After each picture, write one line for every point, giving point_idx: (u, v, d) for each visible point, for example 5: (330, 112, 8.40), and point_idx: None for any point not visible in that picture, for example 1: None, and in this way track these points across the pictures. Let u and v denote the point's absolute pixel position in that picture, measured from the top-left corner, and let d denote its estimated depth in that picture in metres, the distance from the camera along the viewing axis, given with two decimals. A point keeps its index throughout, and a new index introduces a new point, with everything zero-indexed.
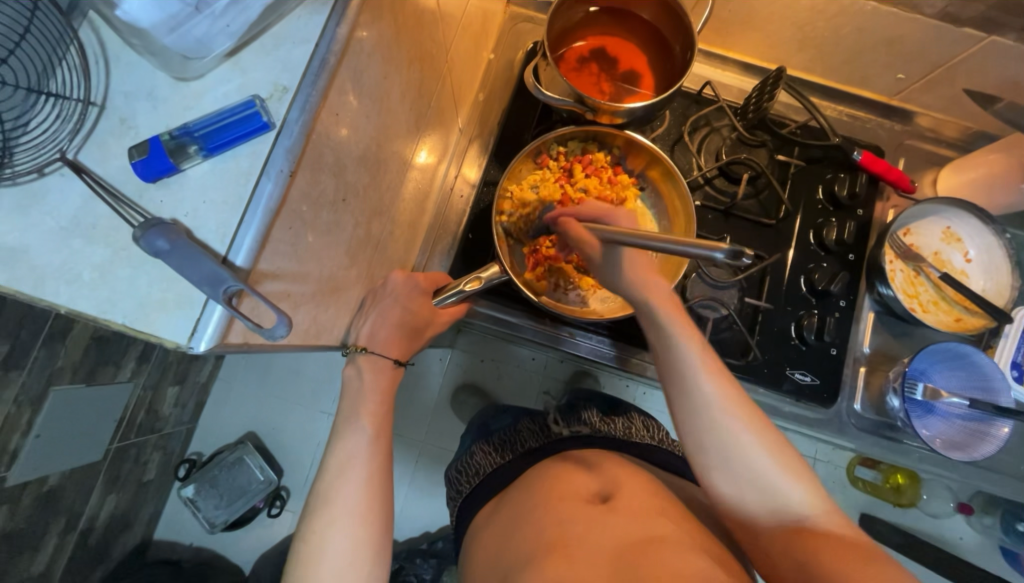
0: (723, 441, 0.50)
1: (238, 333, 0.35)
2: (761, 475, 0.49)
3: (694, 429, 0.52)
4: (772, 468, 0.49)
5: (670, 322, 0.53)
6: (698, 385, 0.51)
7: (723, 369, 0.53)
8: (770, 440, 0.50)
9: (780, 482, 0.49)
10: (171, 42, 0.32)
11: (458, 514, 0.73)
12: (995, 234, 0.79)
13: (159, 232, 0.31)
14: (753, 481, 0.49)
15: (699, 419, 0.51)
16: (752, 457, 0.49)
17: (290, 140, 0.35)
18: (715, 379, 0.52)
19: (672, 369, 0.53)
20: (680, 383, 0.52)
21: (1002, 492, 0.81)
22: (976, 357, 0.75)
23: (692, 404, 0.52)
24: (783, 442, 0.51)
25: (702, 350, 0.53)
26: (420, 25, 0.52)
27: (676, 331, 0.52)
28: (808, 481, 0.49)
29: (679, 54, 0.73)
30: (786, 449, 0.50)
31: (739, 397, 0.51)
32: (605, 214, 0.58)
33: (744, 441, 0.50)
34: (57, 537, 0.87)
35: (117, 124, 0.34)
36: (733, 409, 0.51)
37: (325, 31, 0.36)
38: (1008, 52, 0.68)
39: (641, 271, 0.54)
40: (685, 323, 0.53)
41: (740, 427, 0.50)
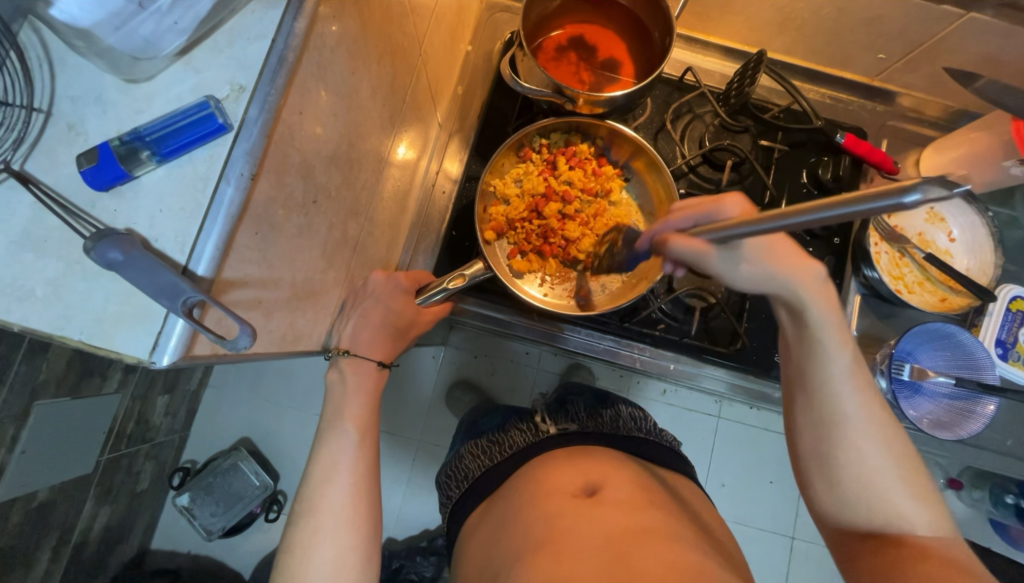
0: (851, 446, 0.47)
1: (204, 345, 0.34)
2: (879, 481, 0.46)
3: (815, 430, 0.48)
4: (893, 484, 0.46)
5: (822, 326, 0.45)
6: (837, 393, 0.46)
7: (869, 377, 0.47)
8: (899, 451, 0.47)
9: (896, 491, 0.46)
10: (116, 42, 0.31)
11: (452, 514, 0.72)
12: (979, 213, 0.80)
13: (112, 243, 0.30)
14: (869, 491, 0.47)
15: (821, 419, 0.48)
16: (874, 464, 0.46)
17: (249, 143, 0.34)
18: (860, 387, 0.46)
19: (807, 369, 0.47)
20: (814, 385, 0.47)
21: (992, 469, 0.82)
22: (960, 336, 0.75)
23: (818, 406, 0.48)
24: (908, 449, 0.48)
25: (853, 357, 0.46)
26: (388, 16, 0.51)
27: (828, 334, 0.45)
28: (931, 500, 0.47)
29: (659, 39, 0.72)
30: (911, 461, 0.47)
31: (877, 406, 0.47)
32: (709, 210, 0.43)
33: (868, 447, 0.46)
34: (51, 552, 0.85)
35: (65, 131, 0.33)
36: (868, 417, 0.47)
37: (282, 26, 0.34)
38: (987, 29, 0.68)
39: (786, 261, 0.43)
40: (840, 323, 0.45)
41: (872, 436, 0.46)
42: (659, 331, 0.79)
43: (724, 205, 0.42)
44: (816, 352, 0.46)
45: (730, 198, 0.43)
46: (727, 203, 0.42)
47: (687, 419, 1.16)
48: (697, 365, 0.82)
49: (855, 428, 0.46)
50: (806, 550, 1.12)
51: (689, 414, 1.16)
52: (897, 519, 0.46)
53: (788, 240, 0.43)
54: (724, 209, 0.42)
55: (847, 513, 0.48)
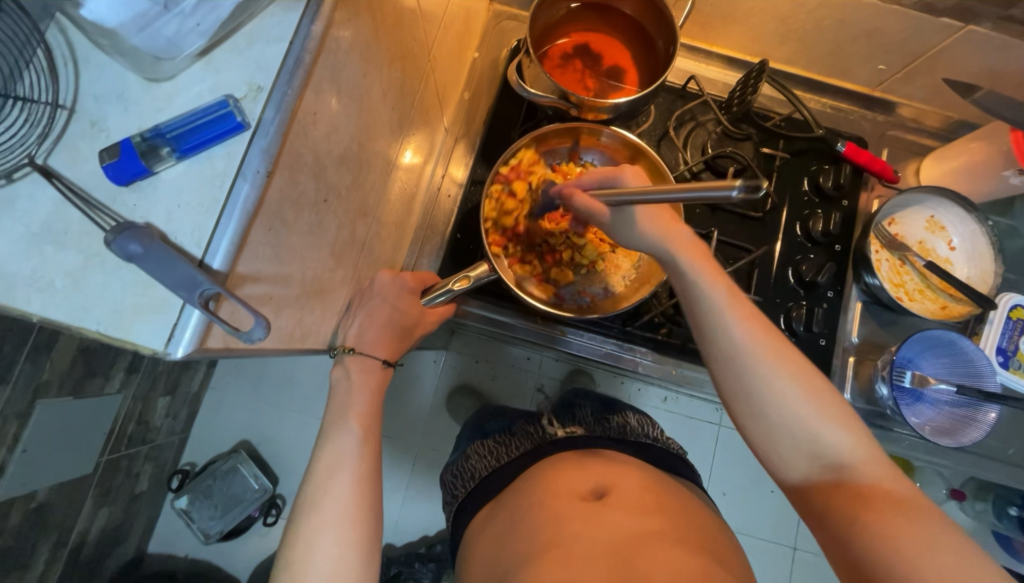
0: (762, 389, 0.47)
1: (217, 337, 0.35)
2: (799, 419, 0.46)
3: (723, 370, 0.49)
4: (817, 419, 0.46)
5: (695, 271, 0.49)
6: (733, 335, 0.47)
7: (752, 307, 0.49)
8: (804, 375, 0.47)
9: (811, 416, 0.46)
10: (140, 42, 0.32)
11: (457, 517, 0.72)
12: (978, 221, 0.80)
13: (131, 236, 0.30)
14: (785, 421, 0.46)
15: (720, 360, 0.49)
16: (782, 391, 0.46)
17: (265, 140, 0.35)
18: (748, 323, 0.48)
19: (695, 313, 0.50)
20: (706, 326, 0.49)
21: (994, 477, 0.82)
22: (961, 343, 0.76)
23: (716, 346, 0.49)
24: (823, 382, 0.47)
25: (728, 291, 0.49)
26: (399, 21, 0.52)
27: (697, 274, 0.49)
28: (848, 421, 0.46)
29: (662, 47, 0.74)
30: (819, 383, 0.47)
31: (775, 344, 0.47)
32: (607, 175, 0.55)
33: (773, 375, 0.46)
34: (48, 552, 0.85)
35: (87, 127, 0.34)
36: (770, 354, 0.47)
37: (300, 29, 0.36)
38: (985, 41, 0.69)
39: (661, 221, 0.51)
40: (712, 268, 0.49)
41: (778, 369, 0.47)
42: (661, 335, 0.80)
43: (620, 173, 0.53)
44: (693, 293, 0.49)
45: (627, 170, 0.53)
46: (623, 173, 0.53)
47: (688, 426, 1.15)
48: (698, 369, 0.83)
49: (753, 357, 0.47)
50: (808, 560, 1.11)
51: (690, 421, 1.16)
52: (821, 445, 0.46)
53: (663, 208, 0.51)
54: (625, 178, 0.52)
55: (787, 462, 0.47)
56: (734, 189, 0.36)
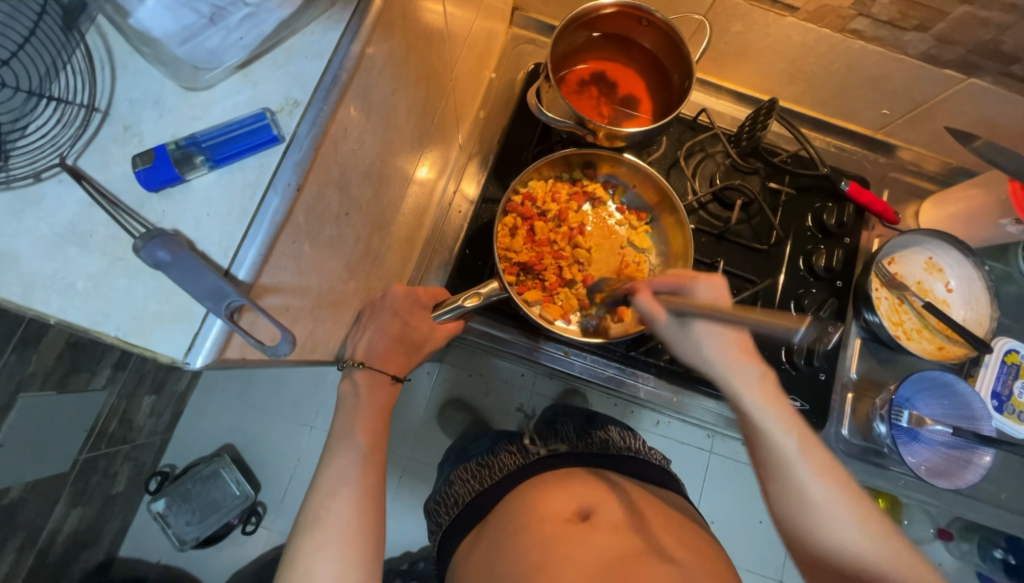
0: (835, 537, 0.46)
1: (235, 348, 0.34)
2: (870, 568, 0.45)
3: (793, 523, 0.49)
4: (894, 572, 0.45)
5: (767, 414, 0.50)
6: (801, 479, 0.48)
7: (827, 458, 0.49)
8: (877, 525, 0.47)
9: (892, 574, 0.45)
10: (183, 53, 0.32)
11: (443, 545, 0.70)
12: (976, 266, 0.82)
13: (161, 243, 0.30)
14: (856, 570, 0.46)
15: (796, 511, 0.48)
16: (863, 551, 0.46)
17: (298, 154, 0.35)
18: (816, 468, 0.48)
19: (766, 455, 0.50)
20: (775, 470, 0.49)
21: (985, 520, 0.83)
22: (957, 385, 0.77)
23: (787, 496, 0.49)
24: (891, 529, 0.47)
25: (798, 436, 0.50)
26: (428, 42, 0.53)
27: (769, 417, 0.50)
28: (927, 575, 0.46)
29: (678, 81, 0.76)
30: (892, 534, 0.47)
31: (843, 487, 0.48)
32: (681, 281, 0.53)
33: (848, 528, 0.46)
34: (15, 553, 0.82)
35: (120, 132, 0.34)
36: (841, 502, 0.47)
37: (339, 47, 0.36)
38: (986, 93, 0.72)
39: (732, 356, 0.53)
40: (781, 410, 0.51)
41: (849, 520, 0.47)
42: (664, 361, 0.80)
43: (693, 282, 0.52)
44: (762, 435, 0.50)
45: (700, 279, 0.52)
46: (696, 283, 0.52)
47: (680, 452, 1.15)
48: (697, 398, 0.83)
49: (824, 507, 0.47)
50: None
51: (681, 446, 1.15)
52: None
53: (739, 340, 0.53)
54: (695, 289, 0.52)
55: None
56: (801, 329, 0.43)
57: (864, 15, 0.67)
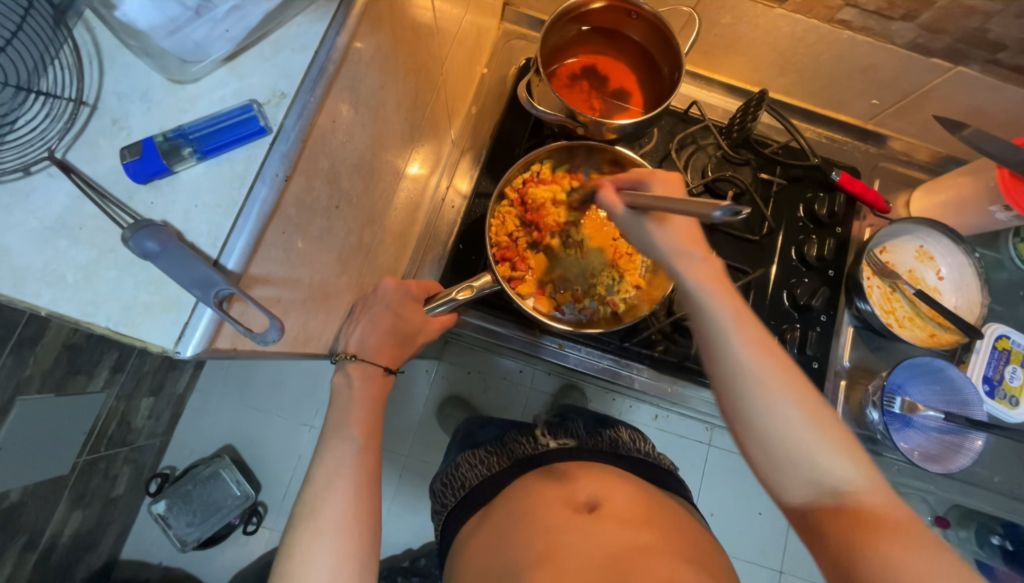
0: (765, 412, 0.44)
1: (226, 338, 0.35)
2: (802, 444, 0.43)
3: (727, 399, 0.46)
4: (820, 445, 0.43)
5: (704, 289, 0.46)
6: (735, 352, 0.45)
7: (761, 333, 0.46)
8: (815, 406, 0.44)
9: (823, 453, 0.43)
10: (168, 45, 0.32)
11: (447, 524, 0.71)
12: (966, 253, 0.83)
13: (149, 233, 0.30)
14: (785, 444, 0.43)
15: (727, 384, 0.45)
16: (794, 424, 0.43)
17: (286, 145, 0.35)
18: (751, 342, 0.45)
19: (700, 330, 0.47)
20: (711, 345, 0.46)
21: (979, 505, 0.83)
22: (948, 371, 0.78)
23: (721, 369, 0.46)
24: (825, 408, 0.45)
25: (735, 310, 0.46)
26: (417, 36, 0.53)
27: (706, 292, 0.46)
28: (855, 452, 0.43)
29: (668, 73, 0.76)
30: (823, 410, 0.44)
31: (779, 364, 0.45)
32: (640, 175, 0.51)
33: (782, 404, 0.44)
34: (16, 556, 0.82)
35: (109, 125, 0.34)
36: (773, 376, 0.44)
37: (325, 40, 0.36)
38: (973, 82, 0.73)
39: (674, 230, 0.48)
40: (719, 285, 0.47)
41: (781, 395, 0.44)
42: (658, 353, 0.80)
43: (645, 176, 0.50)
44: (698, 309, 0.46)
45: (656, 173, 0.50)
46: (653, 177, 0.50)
47: (677, 445, 1.16)
48: (692, 388, 0.83)
49: (757, 380, 0.44)
50: None
51: (679, 440, 1.16)
52: (827, 477, 0.43)
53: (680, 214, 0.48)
54: (653, 182, 0.50)
55: (789, 490, 0.44)
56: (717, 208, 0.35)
57: (851, 5, 0.67)
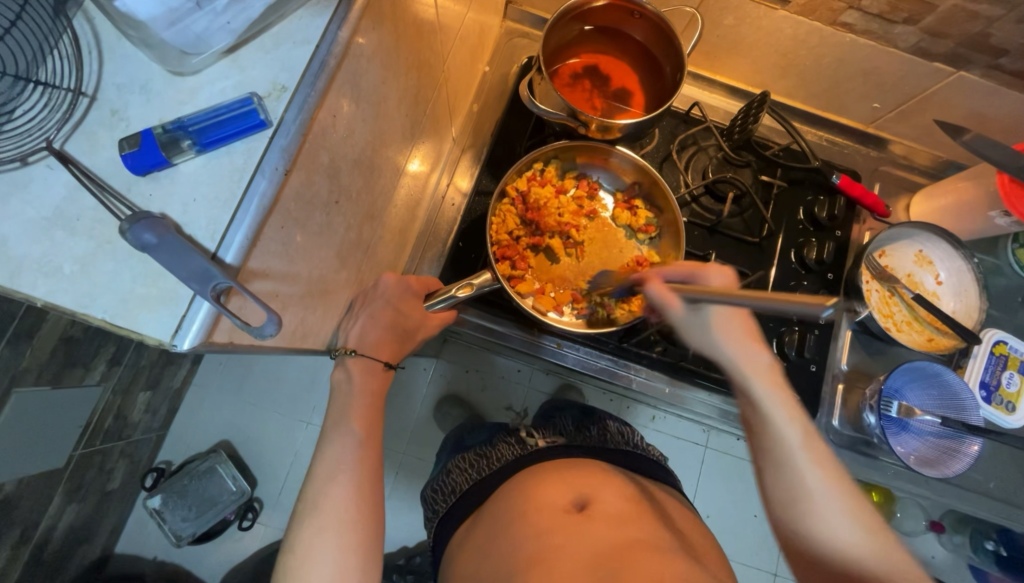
0: (826, 528, 0.48)
1: (223, 332, 0.35)
2: (860, 559, 0.46)
3: (781, 493, 0.50)
4: (878, 563, 0.46)
5: (772, 404, 0.52)
6: (801, 470, 0.49)
7: (827, 454, 0.50)
8: (875, 527, 0.48)
9: (881, 573, 0.46)
10: (169, 36, 0.32)
11: (441, 528, 0.70)
12: (965, 258, 0.83)
13: (147, 226, 0.30)
14: (842, 558, 0.47)
15: (782, 481, 0.50)
16: (852, 541, 0.47)
17: (286, 139, 0.35)
18: (815, 461, 0.50)
19: (767, 442, 0.52)
20: (770, 443, 0.51)
21: (975, 510, 0.83)
22: (946, 375, 0.78)
23: (783, 484, 0.50)
24: (884, 527, 0.48)
25: (803, 429, 0.51)
26: (419, 32, 0.53)
27: (774, 406, 0.52)
28: (912, 572, 0.46)
29: (670, 74, 0.76)
30: (883, 530, 0.48)
31: (842, 484, 0.49)
32: (691, 272, 0.54)
33: (842, 525, 0.47)
34: (10, 549, 0.82)
35: (107, 116, 0.34)
36: (835, 495, 0.48)
37: (326, 33, 0.36)
38: (975, 87, 0.73)
39: (738, 340, 0.53)
40: (786, 402, 0.52)
41: (842, 514, 0.48)
42: (657, 353, 0.80)
43: (706, 272, 0.54)
44: (766, 424, 0.52)
45: (712, 270, 0.54)
46: (708, 273, 0.54)
47: (674, 446, 1.16)
48: (690, 390, 0.83)
49: (821, 499, 0.48)
50: None
51: (676, 441, 1.16)
52: None
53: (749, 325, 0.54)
54: (707, 276, 0.54)
55: None
56: (824, 309, 0.37)
57: (855, 8, 0.67)
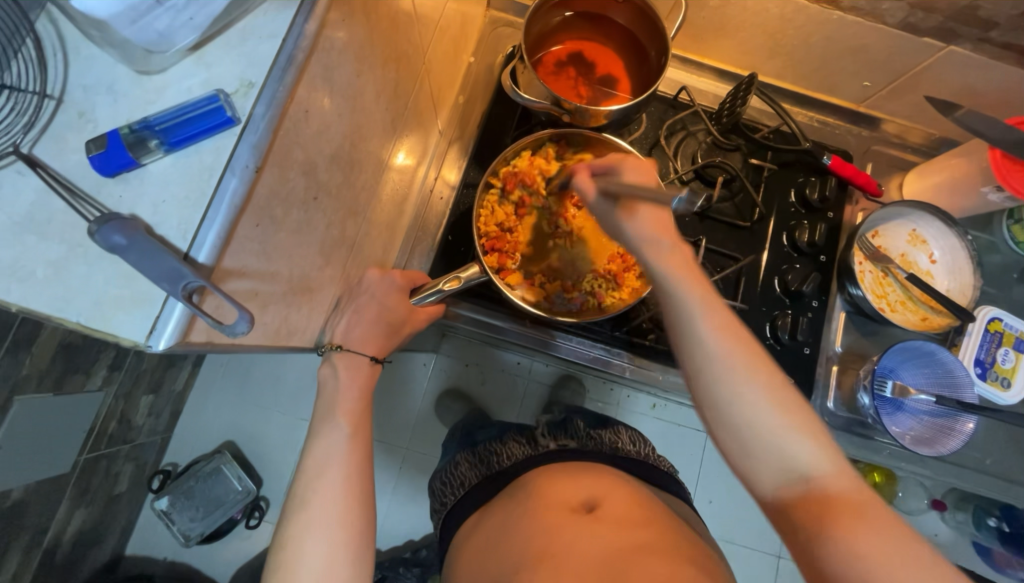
0: (733, 398, 0.45)
1: (200, 332, 0.35)
2: (767, 428, 0.44)
3: (698, 383, 0.46)
4: (785, 429, 0.44)
5: (676, 278, 0.47)
6: (707, 341, 0.46)
7: (730, 318, 0.47)
8: (782, 394, 0.45)
9: (787, 439, 0.44)
10: (131, 34, 0.32)
11: (446, 524, 0.71)
12: (958, 236, 0.82)
13: (116, 227, 0.30)
14: (752, 427, 0.44)
15: (696, 367, 0.46)
16: (759, 408, 0.44)
17: (256, 136, 0.35)
18: (723, 330, 0.46)
19: (673, 318, 0.48)
20: (680, 332, 0.47)
21: (973, 487, 0.83)
22: (940, 354, 0.77)
23: (690, 355, 0.46)
24: (790, 390, 0.45)
25: (707, 298, 0.47)
26: (394, 24, 0.52)
27: (675, 278, 0.47)
28: (819, 435, 0.44)
29: (655, 58, 0.75)
30: (790, 394, 0.45)
31: (748, 349, 0.46)
32: (613, 163, 0.53)
33: (747, 392, 0.45)
34: (21, 554, 0.83)
35: (75, 118, 0.33)
36: (743, 363, 0.45)
37: (293, 27, 0.36)
38: (966, 61, 0.72)
39: (646, 220, 0.48)
40: (691, 275, 0.47)
41: (749, 381, 0.45)
42: (649, 341, 0.80)
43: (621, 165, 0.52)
44: (670, 299, 0.47)
45: (629, 162, 0.52)
46: (623, 165, 0.52)
47: (675, 433, 1.16)
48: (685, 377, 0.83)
49: (728, 368, 0.45)
50: (792, 568, 1.12)
51: (676, 428, 1.16)
52: (796, 460, 0.43)
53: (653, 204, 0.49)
54: (623, 171, 0.52)
55: (756, 476, 0.45)
56: None
57: None
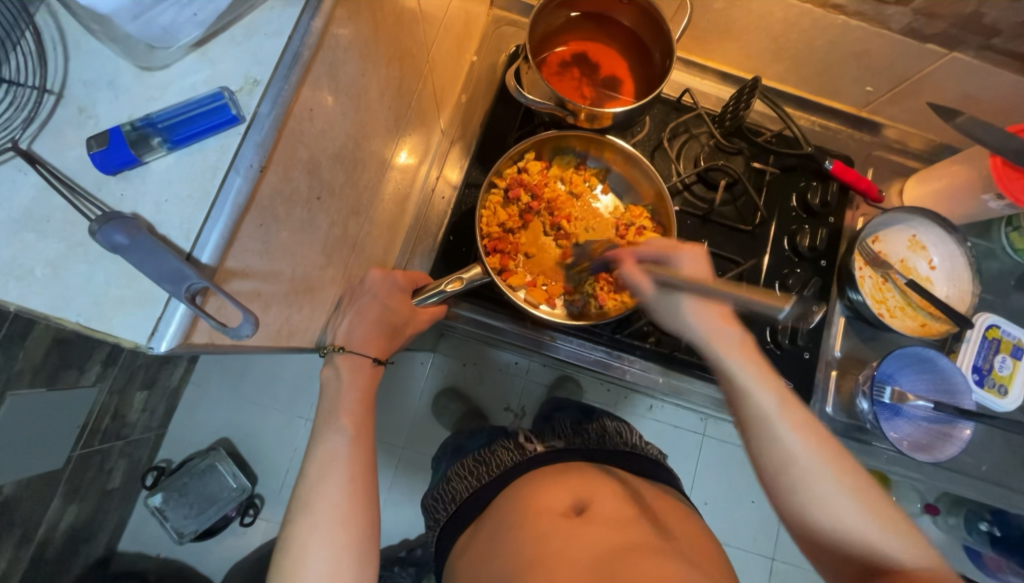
0: (813, 494, 0.47)
1: (201, 333, 0.34)
2: (847, 521, 0.46)
3: (775, 482, 0.49)
4: (869, 525, 0.45)
5: (745, 372, 0.52)
6: (782, 437, 0.48)
7: (807, 416, 0.50)
8: (863, 488, 0.47)
9: (874, 535, 0.45)
10: (134, 29, 0.31)
11: (442, 537, 0.70)
12: (958, 242, 0.83)
13: (118, 226, 0.30)
14: (831, 521, 0.46)
15: (776, 468, 0.48)
16: (839, 503, 0.46)
17: (260, 135, 0.34)
18: (797, 425, 0.49)
19: (747, 414, 0.51)
20: (759, 431, 0.50)
21: (968, 493, 0.84)
22: (939, 360, 0.78)
23: (768, 453, 0.49)
24: (872, 483, 0.47)
25: (779, 394, 0.50)
26: (399, 21, 0.52)
27: (748, 376, 0.51)
28: (905, 530, 0.46)
29: (659, 60, 0.74)
30: (870, 487, 0.47)
31: (826, 446, 0.48)
32: (666, 251, 0.58)
33: (830, 490, 0.46)
34: (12, 550, 0.82)
35: (75, 114, 0.33)
36: (822, 460, 0.47)
37: (299, 24, 0.35)
38: (969, 68, 0.72)
39: (711, 318, 0.55)
40: (761, 370, 0.52)
41: (829, 477, 0.47)
42: (650, 344, 0.79)
43: (680, 252, 0.57)
44: (742, 394, 0.51)
45: (685, 250, 0.58)
46: (680, 255, 0.57)
47: (672, 435, 1.16)
48: (685, 380, 0.83)
49: (807, 466, 0.47)
50: (786, 570, 1.13)
51: (673, 430, 1.16)
52: (882, 554, 0.45)
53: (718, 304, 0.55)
54: (680, 260, 0.57)
55: (842, 569, 0.46)
56: None
57: None
